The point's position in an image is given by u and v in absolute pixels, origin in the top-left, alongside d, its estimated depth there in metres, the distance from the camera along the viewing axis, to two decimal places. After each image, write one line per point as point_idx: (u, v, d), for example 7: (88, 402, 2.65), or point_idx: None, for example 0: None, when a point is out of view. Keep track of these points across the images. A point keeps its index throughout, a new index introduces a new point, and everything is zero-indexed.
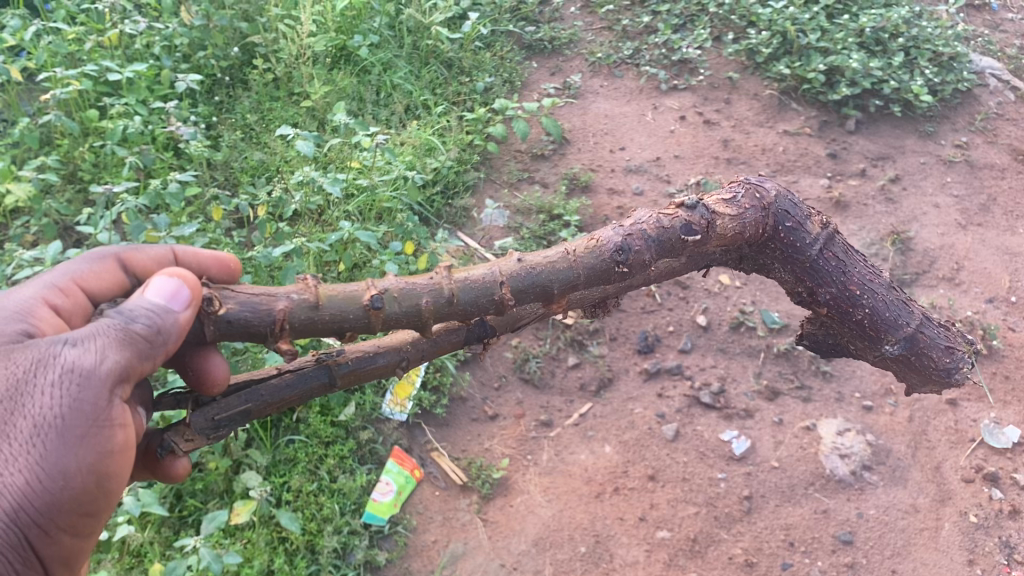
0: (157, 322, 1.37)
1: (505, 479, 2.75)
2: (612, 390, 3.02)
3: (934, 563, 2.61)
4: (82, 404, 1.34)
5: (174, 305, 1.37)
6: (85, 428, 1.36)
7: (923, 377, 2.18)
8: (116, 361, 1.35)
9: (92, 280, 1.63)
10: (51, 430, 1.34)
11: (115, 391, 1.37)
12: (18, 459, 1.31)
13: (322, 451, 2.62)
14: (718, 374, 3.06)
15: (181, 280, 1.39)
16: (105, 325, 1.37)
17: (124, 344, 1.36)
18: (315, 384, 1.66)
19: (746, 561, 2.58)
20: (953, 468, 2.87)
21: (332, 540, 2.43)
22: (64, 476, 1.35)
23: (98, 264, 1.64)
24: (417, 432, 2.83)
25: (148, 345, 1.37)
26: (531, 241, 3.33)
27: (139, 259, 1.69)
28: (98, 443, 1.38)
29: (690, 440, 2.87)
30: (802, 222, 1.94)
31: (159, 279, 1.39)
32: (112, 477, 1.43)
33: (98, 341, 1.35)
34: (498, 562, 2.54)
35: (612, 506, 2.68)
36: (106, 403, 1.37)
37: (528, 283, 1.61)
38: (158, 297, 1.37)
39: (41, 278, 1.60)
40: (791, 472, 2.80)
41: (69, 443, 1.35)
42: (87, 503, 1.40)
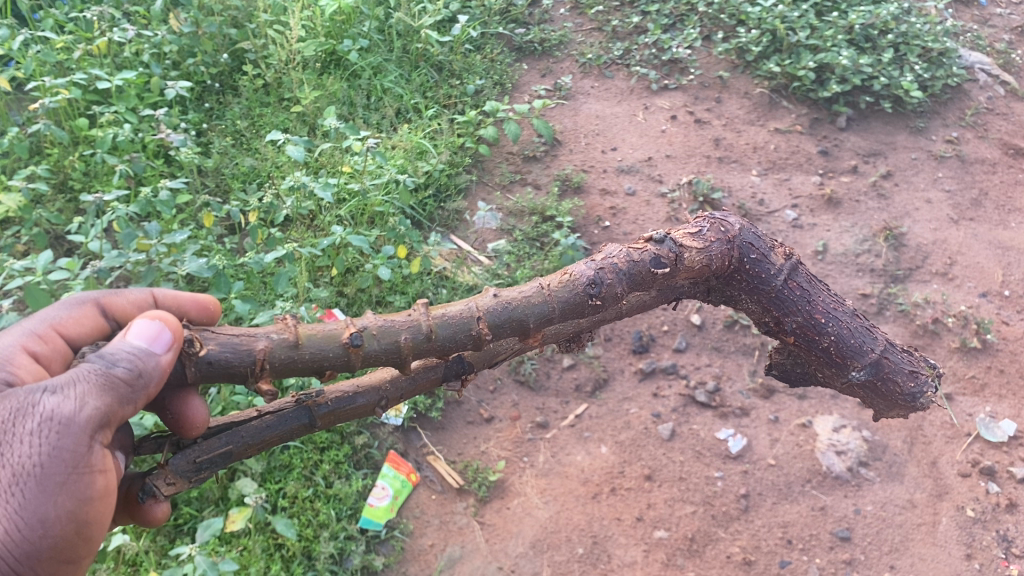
0: (137, 364, 1.35)
1: (502, 481, 2.74)
2: (608, 390, 3.02)
3: (932, 558, 2.61)
4: (62, 453, 1.34)
5: (156, 348, 1.36)
6: (65, 476, 1.36)
7: (890, 403, 2.17)
8: (97, 409, 1.34)
9: (73, 327, 1.61)
10: (31, 479, 1.34)
11: (95, 438, 1.37)
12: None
13: (317, 456, 2.61)
14: (713, 373, 3.06)
15: (163, 321, 1.37)
16: (85, 370, 1.35)
17: (105, 390, 1.35)
18: (295, 425, 1.64)
19: (745, 560, 2.57)
20: (950, 462, 2.87)
21: (329, 546, 2.42)
22: (42, 524, 1.35)
23: (78, 310, 1.62)
24: (413, 436, 2.82)
25: (130, 389, 1.36)
26: (524, 243, 3.33)
27: (119, 302, 1.68)
28: (78, 491, 1.38)
29: (687, 439, 2.87)
30: (766, 253, 1.93)
31: (141, 320, 1.37)
32: (93, 523, 1.43)
33: (78, 389, 1.34)
34: (496, 565, 2.53)
35: (609, 506, 2.67)
36: (87, 451, 1.37)
37: (505, 317, 1.59)
38: (140, 340, 1.36)
39: (21, 326, 1.58)
40: (788, 469, 2.80)
41: (48, 492, 1.35)
42: (66, 550, 1.41)
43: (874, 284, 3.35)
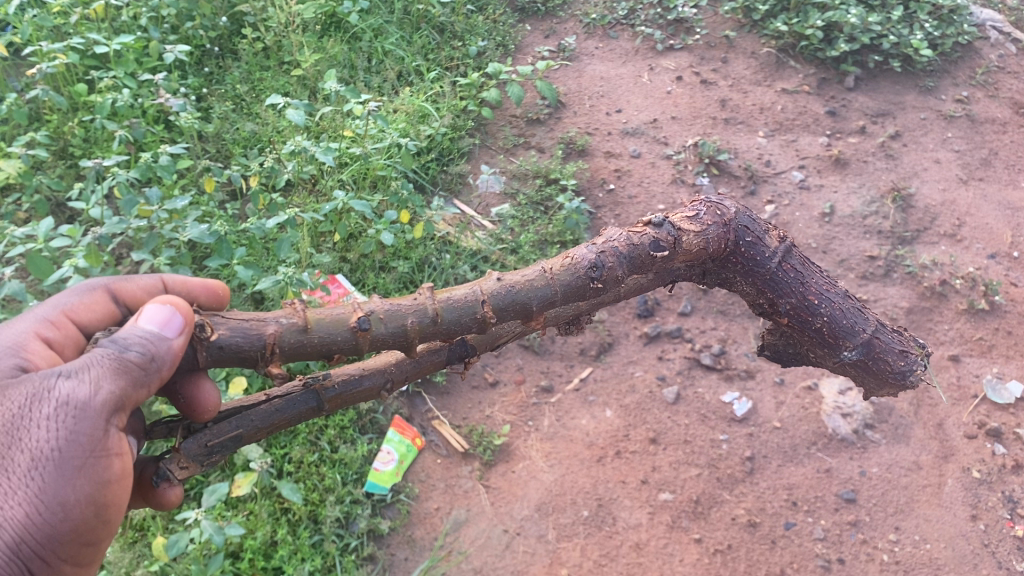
0: (149, 348, 1.33)
1: (507, 445, 2.75)
2: (612, 354, 3.01)
3: (937, 519, 2.60)
4: (80, 437, 1.32)
5: (167, 332, 1.34)
6: (84, 459, 1.33)
7: (881, 380, 2.13)
8: (112, 394, 1.32)
9: (84, 313, 1.59)
10: (49, 461, 1.31)
11: (111, 423, 1.34)
12: (16, 490, 1.30)
13: (322, 421, 2.62)
14: (719, 336, 3.04)
15: (173, 306, 1.35)
16: (98, 354, 1.33)
17: (118, 374, 1.32)
18: (304, 409, 1.63)
19: (749, 522, 2.56)
20: (956, 424, 2.86)
21: (335, 510, 2.43)
22: (62, 508, 1.33)
23: (88, 297, 1.60)
24: (418, 400, 2.83)
25: (143, 373, 1.33)
26: (528, 207, 3.30)
27: (129, 288, 1.65)
28: (97, 473, 1.35)
29: (692, 402, 2.86)
30: (761, 237, 1.91)
31: (151, 305, 1.35)
32: (113, 505, 1.40)
33: (92, 372, 1.32)
34: (501, 528, 2.54)
35: (614, 470, 2.68)
36: (105, 435, 1.34)
37: (509, 301, 1.57)
38: (150, 325, 1.33)
39: (34, 313, 1.56)
40: (793, 432, 2.79)
41: (67, 473, 1.32)
42: (86, 533, 1.38)
43: (882, 246, 3.32)
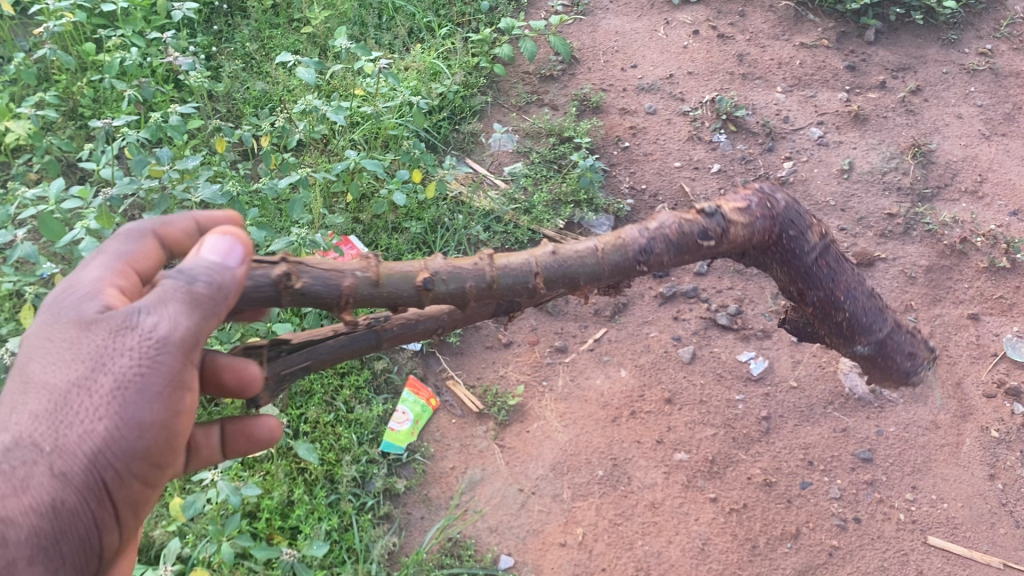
0: (219, 280, 1.33)
1: (522, 405, 2.74)
2: (627, 314, 2.99)
3: (954, 478, 2.58)
4: (160, 367, 1.32)
5: (231, 261, 1.35)
6: (162, 386, 1.34)
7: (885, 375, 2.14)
8: (186, 329, 1.32)
9: (144, 262, 1.49)
10: (130, 387, 1.31)
11: (187, 354, 1.35)
12: (98, 409, 1.31)
13: (338, 381, 2.66)
14: (735, 296, 3.02)
15: (234, 237, 1.37)
16: (170, 288, 1.32)
17: (192, 308, 1.32)
18: (363, 345, 1.65)
19: (765, 481, 2.54)
20: (975, 383, 2.83)
21: (351, 470, 2.45)
22: (140, 429, 1.34)
23: (140, 244, 1.49)
24: (433, 361, 2.84)
25: (213, 308, 1.33)
26: (542, 166, 3.26)
27: (173, 232, 1.54)
28: (173, 399, 1.36)
29: (708, 361, 2.84)
30: (806, 230, 1.84)
31: (213, 235, 1.36)
32: (182, 430, 1.42)
33: (170, 308, 1.31)
34: (516, 487, 2.55)
35: (629, 429, 2.67)
36: (182, 366, 1.35)
37: (559, 272, 1.67)
38: (214, 255, 1.34)
39: (95, 265, 1.44)
40: (810, 391, 2.77)
41: (146, 397, 1.33)
42: (158, 454, 1.40)
43: (901, 204, 3.27)
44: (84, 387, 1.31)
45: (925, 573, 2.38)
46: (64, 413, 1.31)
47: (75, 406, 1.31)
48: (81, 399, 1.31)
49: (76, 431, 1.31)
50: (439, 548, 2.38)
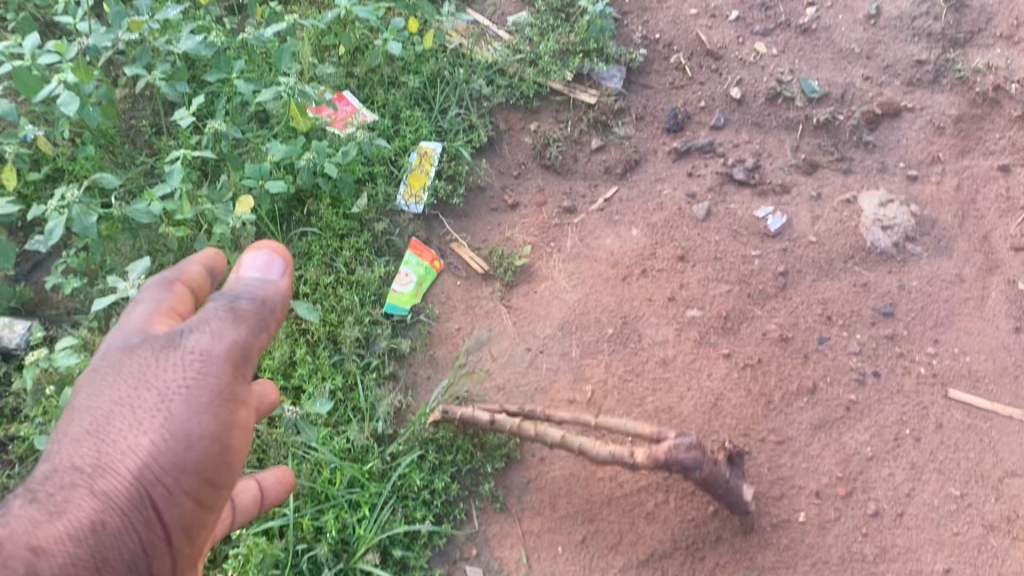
0: (260, 294, 1.43)
1: (529, 267, 2.65)
2: (639, 172, 2.86)
3: (979, 332, 2.46)
4: (208, 375, 1.33)
5: (270, 274, 1.46)
6: (211, 394, 1.33)
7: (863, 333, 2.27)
8: (234, 339, 1.37)
9: (182, 303, 1.44)
10: (178, 395, 1.29)
11: (236, 365, 1.37)
12: (143, 422, 1.27)
13: (337, 243, 2.56)
14: (752, 151, 2.87)
15: (269, 250, 1.47)
16: (212, 307, 1.38)
17: (238, 321, 1.38)
18: None
19: (781, 337, 2.42)
20: (1003, 236, 2.69)
21: (354, 330, 2.39)
22: (190, 440, 1.30)
23: (173, 290, 1.44)
24: (436, 224, 2.74)
25: (258, 317, 1.41)
26: (548, 14, 3.10)
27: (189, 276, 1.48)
28: (222, 410, 1.34)
29: (723, 218, 2.71)
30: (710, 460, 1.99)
31: (247, 254, 1.47)
32: (233, 451, 1.37)
33: (214, 323, 1.36)
34: (524, 347, 2.47)
35: (640, 287, 2.56)
36: (231, 375, 1.36)
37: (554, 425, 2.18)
38: (255, 273, 1.45)
39: (136, 314, 1.39)
40: (830, 247, 2.63)
41: (195, 407, 1.31)
42: (213, 472, 1.34)
43: (930, 52, 3.08)
44: (128, 404, 1.28)
45: (946, 426, 2.28)
46: (106, 434, 1.26)
47: (117, 424, 1.26)
48: (124, 415, 1.27)
49: (121, 447, 1.25)
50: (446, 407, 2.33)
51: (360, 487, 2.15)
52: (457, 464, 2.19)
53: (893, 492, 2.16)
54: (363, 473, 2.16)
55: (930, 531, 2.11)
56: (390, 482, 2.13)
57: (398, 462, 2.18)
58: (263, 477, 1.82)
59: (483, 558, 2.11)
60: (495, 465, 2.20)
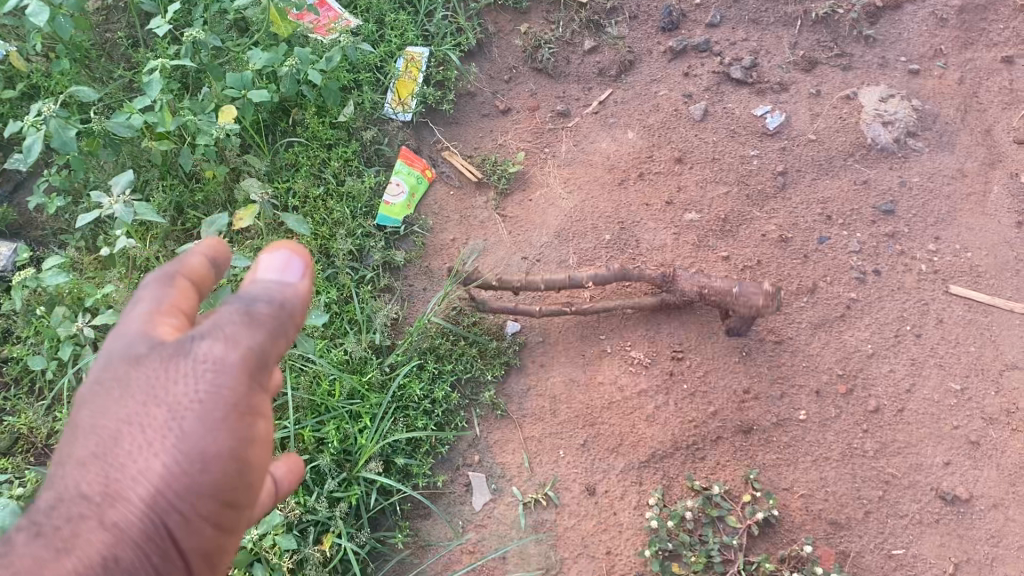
0: (279, 297, 1.15)
1: (523, 174, 2.60)
2: (634, 73, 2.79)
3: (980, 228, 2.43)
4: (224, 388, 1.06)
5: (291, 276, 1.18)
6: (229, 408, 1.07)
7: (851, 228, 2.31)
8: (251, 346, 1.09)
9: (184, 300, 1.18)
10: (190, 412, 1.05)
11: (255, 374, 1.11)
12: (153, 443, 1.04)
13: (325, 154, 2.51)
14: (750, 48, 2.79)
15: (290, 251, 1.20)
16: (226, 311, 1.10)
17: (255, 326, 1.10)
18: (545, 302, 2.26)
19: (781, 238, 2.38)
20: (1006, 130, 2.63)
21: (346, 243, 2.36)
22: (204, 463, 1.06)
23: (174, 286, 1.17)
24: (426, 133, 2.70)
25: (278, 324, 1.13)
26: None
27: (188, 271, 1.22)
28: (242, 426, 1.09)
29: (721, 119, 2.64)
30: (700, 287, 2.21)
31: (263, 254, 1.19)
32: (258, 466, 1.14)
33: (228, 330, 1.08)
34: (521, 256, 2.43)
35: (637, 192, 2.50)
36: (250, 386, 1.10)
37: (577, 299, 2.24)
38: (272, 274, 1.17)
39: (130, 317, 1.13)
40: (830, 145, 2.57)
41: (210, 424, 1.06)
42: (233, 492, 1.11)
43: None
44: (136, 422, 1.05)
45: (946, 322, 2.27)
46: (112, 456, 1.04)
47: (126, 445, 1.04)
48: (133, 435, 1.04)
49: (129, 473, 1.03)
50: (444, 318, 2.30)
51: (361, 398, 2.14)
52: (456, 373, 2.20)
53: (893, 388, 2.16)
54: (363, 384, 2.15)
55: (930, 425, 2.11)
56: (390, 392, 2.12)
57: (398, 372, 2.18)
58: (270, 466, 1.40)
59: (485, 463, 2.12)
60: (495, 373, 2.21)
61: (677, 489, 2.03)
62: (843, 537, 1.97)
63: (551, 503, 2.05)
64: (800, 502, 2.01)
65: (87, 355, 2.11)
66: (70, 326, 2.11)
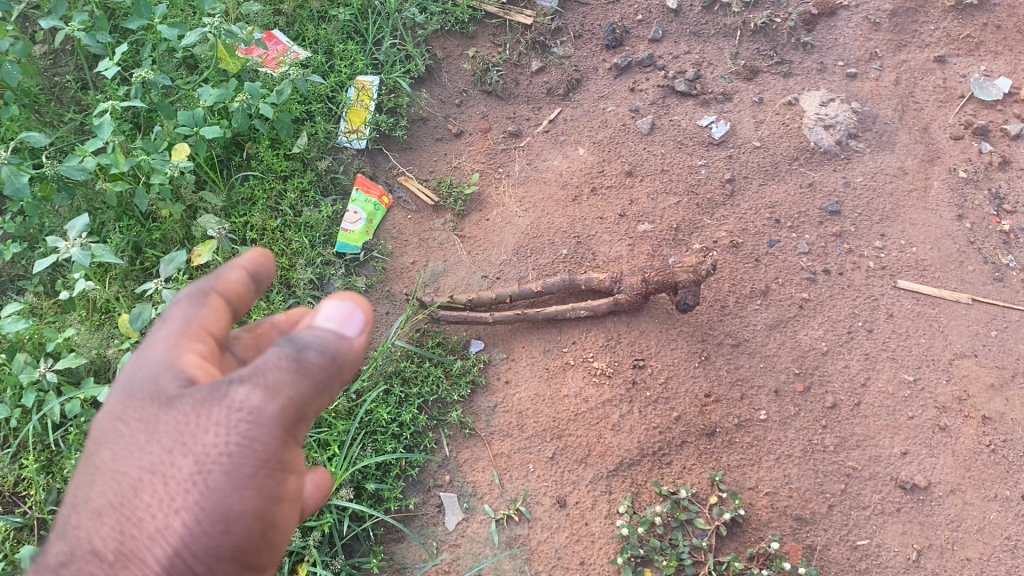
0: (333, 347, 1.14)
1: (479, 195, 2.64)
2: (582, 92, 2.86)
3: (924, 223, 2.50)
4: (254, 441, 1.06)
5: (348, 330, 1.17)
6: (256, 464, 1.07)
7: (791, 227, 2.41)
8: (290, 398, 1.09)
9: (215, 322, 1.22)
10: (218, 466, 1.04)
11: (288, 428, 1.10)
12: (175, 498, 1.03)
13: (281, 185, 2.53)
14: (693, 61, 2.87)
15: (353, 302, 1.20)
16: (272, 356, 1.10)
17: (299, 377, 1.09)
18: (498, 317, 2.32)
19: (731, 243, 2.44)
20: (942, 127, 2.73)
21: (307, 273, 2.39)
22: (225, 521, 1.04)
23: (207, 306, 1.22)
24: (381, 159, 2.73)
25: (323, 376, 1.12)
26: None
27: (229, 284, 1.26)
28: (266, 483, 1.09)
29: (668, 131, 2.71)
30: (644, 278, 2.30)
31: (327, 301, 1.19)
32: (277, 523, 1.13)
33: (270, 377, 1.08)
34: (480, 275, 2.47)
35: (591, 207, 2.55)
36: (280, 440, 1.10)
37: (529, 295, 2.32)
38: (330, 323, 1.16)
39: (161, 335, 1.17)
40: (774, 150, 2.64)
41: (236, 480, 1.05)
42: (250, 552, 1.10)
43: None
44: (160, 472, 1.04)
45: (896, 315, 2.33)
46: (131, 508, 1.03)
47: (146, 497, 1.03)
48: (155, 487, 1.04)
49: (146, 530, 1.01)
50: (408, 340, 2.34)
51: (329, 426, 2.16)
52: (423, 395, 2.22)
53: (849, 383, 2.22)
54: (330, 412, 2.17)
55: (886, 417, 2.18)
56: (357, 417, 2.14)
57: (364, 398, 2.19)
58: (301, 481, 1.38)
59: (456, 483, 2.14)
60: (461, 393, 2.24)
61: (645, 496, 2.07)
62: (809, 531, 2.02)
63: (523, 518, 2.07)
64: (766, 500, 2.05)
65: (51, 401, 2.11)
66: (32, 372, 2.12)
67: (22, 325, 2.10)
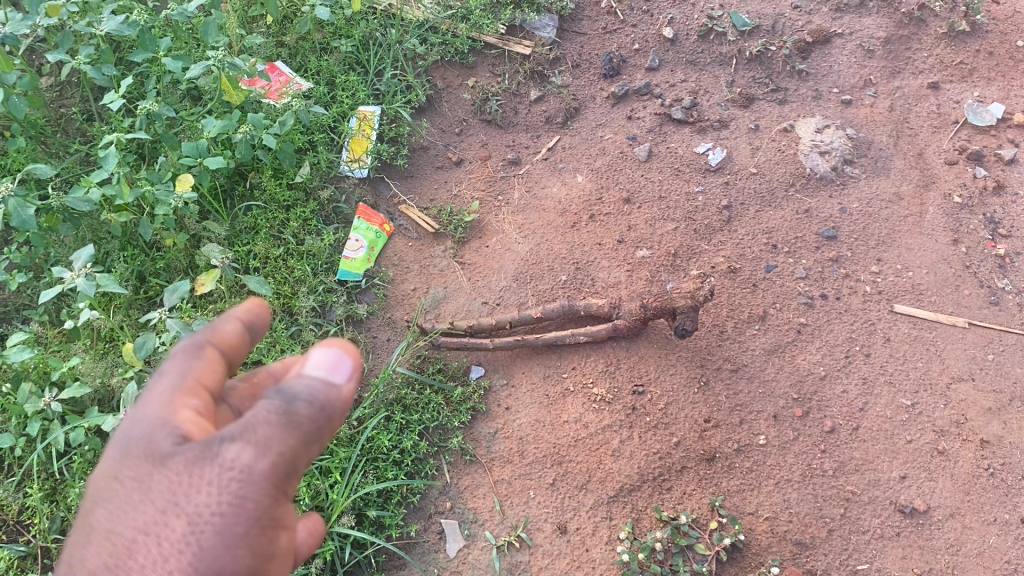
0: (322, 397, 1.15)
1: (479, 223, 2.67)
2: (580, 120, 2.90)
3: (919, 247, 2.53)
4: (246, 500, 1.07)
5: (337, 377, 1.19)
6: (249, 522, 1.08)
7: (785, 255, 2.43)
8: (281, 453, 1.09)
9: (210, 374, 1.23)
10: (210, 526, 1.05)
11: (280, 484, 1.11)
12: (169, 559, 1.03)
13: (284, 215, 2.56)
14: (689, 89, 2.92)
15: (341, 348, 1.21)
16: (261, 411, 1.10)
17: (289, 431, 1.10)
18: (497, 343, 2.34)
19: (728, 269, 2.47)
20: (937, 152, 2.76)
21: (309, 300, 2.41)
22: None
23: (202, 359, 1.24)
24: (382, 187, 2.76)
25: (313, 428, 1.13)
26: None
27: (223, 336, 1.28)
28: (258, 541, 1.09)
29: (665, 158, 2.74)
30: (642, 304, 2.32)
31: (315, 349, 1.20)
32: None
33: (259, 433, 1.08)
34: (480, 301, 2.49)
35: (589, 234, 2.58)
36: (272, 496, 1.10)
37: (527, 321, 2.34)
38: (319, 370, 1.18)
39: (157, 390, 1.19)
40: (770, 176, 2.67)
41: (228, 540, 1.06)
42: None
43: None
44: (155, 533, 1.05)
45: (894, 340, 2.35)
46: (126, 568, 1.03)
47: (141, 558, 1.03)
48: (149, 547, 1.04)
49: None
50: (408, 366, 2.36)
51: (330, 453, 2.16)
52: (423, 422, 2.24)
53: (847, 408, 2.24)
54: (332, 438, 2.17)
55: (884, 441, 2.19)
56: (359, 444, 2.15)
57: (365, 425, 2.20)
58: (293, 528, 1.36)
59: (457, 510, 2.15)
60: (462, 419, 2.26)
61: (646, 522, 2.08)
62: (809, 556, 2.03)
63: (524, 544, 2.08)
64: (766, 525, 2.06)
65: (55, 429, 2.13)
66: (37, 402, 2.14)
67: (28, 355, 2.13)
